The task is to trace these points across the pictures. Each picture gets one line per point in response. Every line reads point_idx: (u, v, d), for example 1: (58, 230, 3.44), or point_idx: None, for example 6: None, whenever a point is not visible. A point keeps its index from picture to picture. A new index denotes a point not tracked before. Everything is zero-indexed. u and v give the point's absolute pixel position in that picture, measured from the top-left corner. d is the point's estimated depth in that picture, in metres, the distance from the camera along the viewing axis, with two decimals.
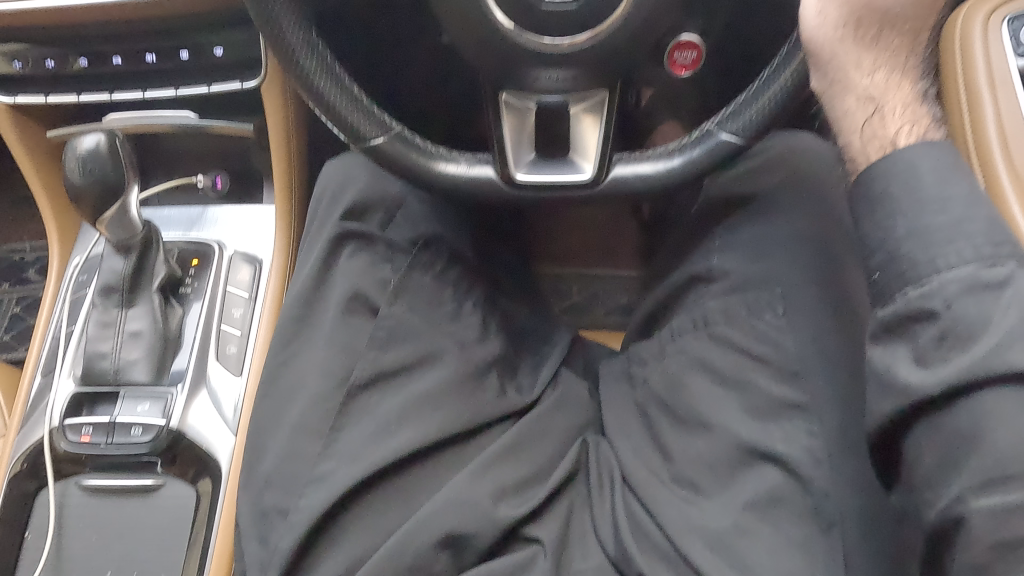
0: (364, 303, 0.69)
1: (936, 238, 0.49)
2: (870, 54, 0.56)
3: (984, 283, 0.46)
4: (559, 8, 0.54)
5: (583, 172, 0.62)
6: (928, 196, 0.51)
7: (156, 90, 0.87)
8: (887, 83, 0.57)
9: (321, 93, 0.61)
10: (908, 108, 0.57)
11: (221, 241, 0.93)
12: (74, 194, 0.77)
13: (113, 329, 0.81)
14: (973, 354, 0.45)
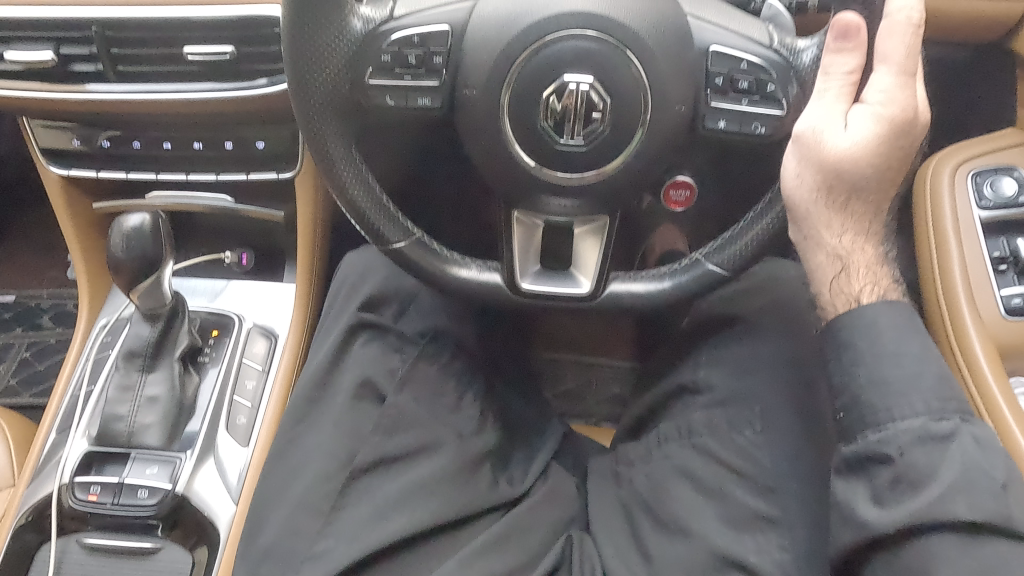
0: (373, 389, 0.74)
1: (892, 389, 0.58)
2: (839, 219, 0.62)
3: (933, 436, 0.56)
4: (572, 148, 0.60)
5: (580, 286, 0.69)
6: (886, 351, 0.59)
7: (199, 174, 0.96)
8: (853, 245, 0.63)
9: (353, 198, 0.67)
10: (871, 268, 0.64)
11: (241, 314, 0.99)
12: (114, 265, 0.83)
13: (131, 393, 0.86)
14: (924, 497, 0.53)
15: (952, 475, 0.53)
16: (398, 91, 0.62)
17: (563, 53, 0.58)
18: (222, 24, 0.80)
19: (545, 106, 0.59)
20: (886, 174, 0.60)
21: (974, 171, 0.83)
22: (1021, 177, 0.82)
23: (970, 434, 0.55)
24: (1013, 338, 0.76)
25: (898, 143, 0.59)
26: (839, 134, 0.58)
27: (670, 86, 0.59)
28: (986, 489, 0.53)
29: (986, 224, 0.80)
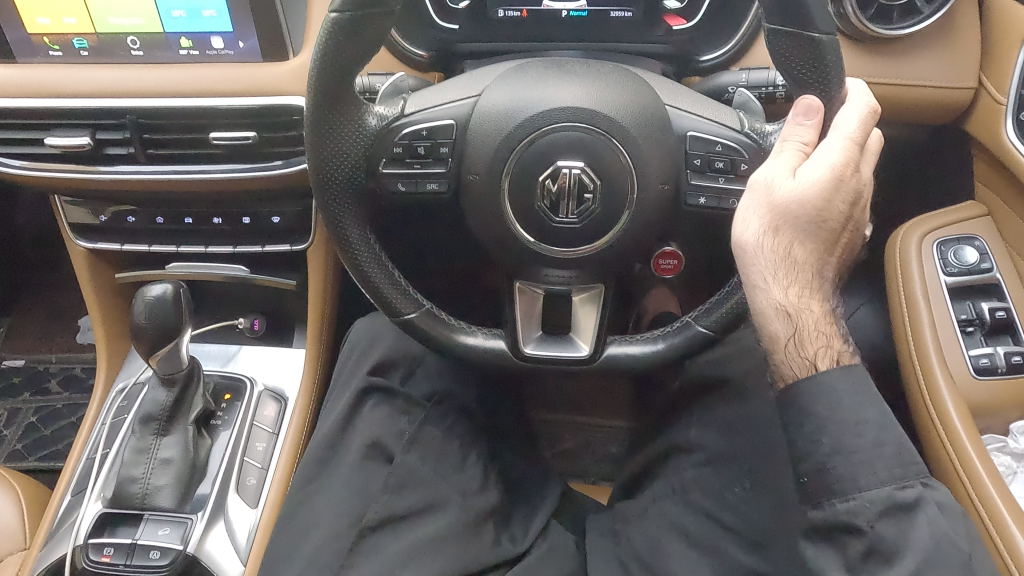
0: (381, 451, 0.78)
1: (856, 458, 0.59)
2: (787, 274, 0.63)
3: (899, 505, 0.58)
4: (566, 225, 0.66)
5: (580, 349, 0.74)
6: (847, 419, 0.61)
7: (217, 247, 1.02)
8: (801, 302, 0.64)
9: (367, 273, 0.73)
10: (823, 330, 0.64)
11: (253, 377, 1.04)
12: (136, 332, 0.88)
13: (146, 456, 0.89)
14: (897, 570, 0.56)
15: (923, 545, 0.56)
16: (410, 178, 0.69)
17: (555, 142, 0.64)
18: (246, 112, 0.88)
19: (541, 188, 0.65)
20: (832, 233, 0.63)
21: (938, 240, 0.90)
22: (982, 246, 0.88)
23: (933, 501, 0.58)
24: (982, 397, 0.82)
25: (844, 202, 0.61)
26: (792, 185, 0.60)
27: (651, 169, 0.66)
28: (953, 560, 0.56)
29: (952, 289, 0.87)
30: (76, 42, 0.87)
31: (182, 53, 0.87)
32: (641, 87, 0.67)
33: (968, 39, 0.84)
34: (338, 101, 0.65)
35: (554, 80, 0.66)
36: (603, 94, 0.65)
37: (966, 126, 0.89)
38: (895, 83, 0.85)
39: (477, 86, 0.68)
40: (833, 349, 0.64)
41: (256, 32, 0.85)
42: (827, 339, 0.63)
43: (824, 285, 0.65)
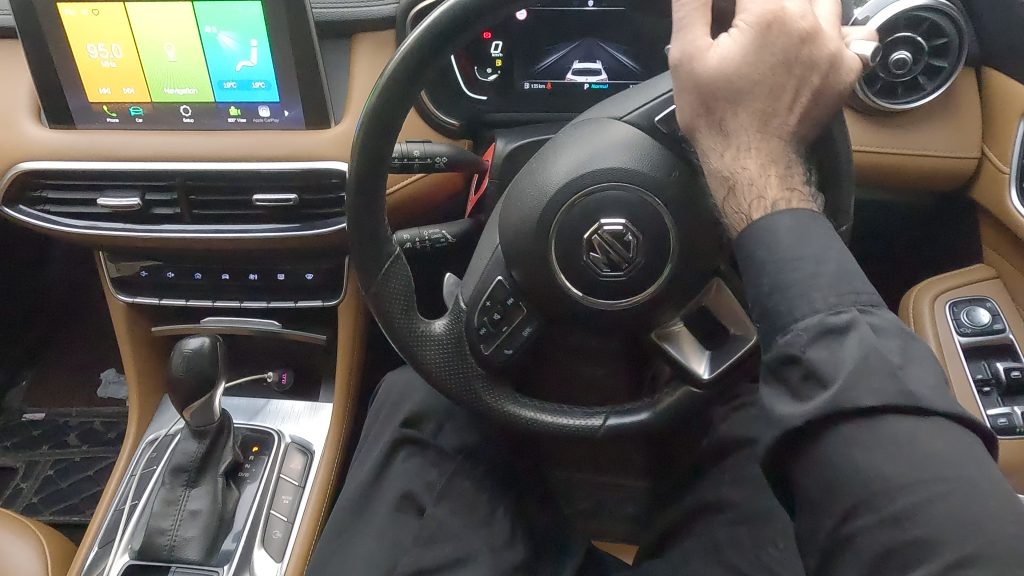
0: (413, 503, 0.80)
1: (791, 292, 0.51)
2: (722, 137, 0.59)
3: (832, 329, 0.49)
4: (613, 280, 0.69)
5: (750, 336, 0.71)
6: (783, 254, 0.53)
7: (251, 302, 1.06)
8: (737, 160, 0.59)
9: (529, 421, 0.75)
10: (764, 176, 0.57)
11: (280, 430, 1.05)
12: (172, 383, 0.91)
13: (175, 507, 0.90)
14: (831, 391, 0.47)
15: (852, 362, 0.47)
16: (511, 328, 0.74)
17: (584, 212, 0.68)
18: (288, 175, 0.93)
19: (592, 263, 0.69)
20: (763, 81, 0.57)
21: (950, 301, 0.93)
22: (993, 307, 0.91)
23: (867, 322, 0.49)
24: (1003, 456, 0.83)
25: (774, 51, 0.56)
26: (706, 54, 0.57)
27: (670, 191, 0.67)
28: (886, 373, 0.47)
29: (967, 349, 0.89)
30: (132, 110, 0.93)
31: (230, 121, 0.93)
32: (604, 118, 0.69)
33: (968, 114, 0.90)
34: (410, 334, 0.75)
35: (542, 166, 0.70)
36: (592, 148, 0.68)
37: (972, 195, 0.93)
38: (899, 151, 0.90)
39: (496, 237, 0.75)
40: (771, 199, 0.56)
41: (300, 102, 0.91)
42: (762, 191, 0.57)
43: (775, 139, 0.58)
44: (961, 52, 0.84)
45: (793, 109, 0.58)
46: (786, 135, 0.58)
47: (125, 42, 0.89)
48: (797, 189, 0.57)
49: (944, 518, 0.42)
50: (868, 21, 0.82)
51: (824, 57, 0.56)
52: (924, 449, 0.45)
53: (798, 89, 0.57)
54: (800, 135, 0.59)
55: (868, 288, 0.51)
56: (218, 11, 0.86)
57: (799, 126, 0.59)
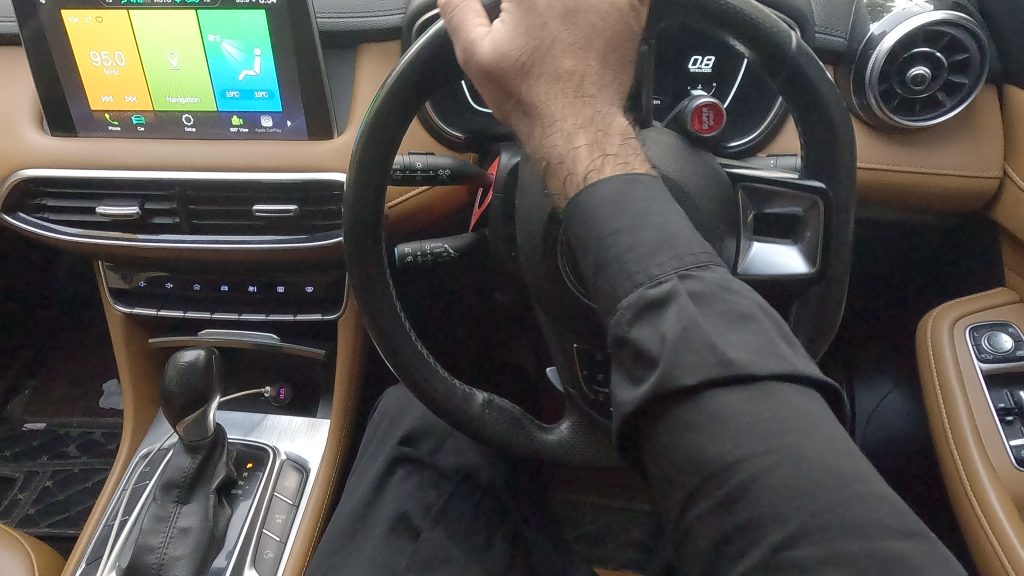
0: (406, 525, 0.76)
1: (615, 269, 0.45)
2: (528, 114, 0.51)
3: (654, 303, 0.42)
4: None
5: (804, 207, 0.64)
6: (602, 229, 0.46)
7: (250, 314, 1.05)
8: (544, 133, 0.50)
9: None
10: (573, 144, 0.49)
11: (275, 446, 1.03)
12: (166, 397, 0.89)
13: (165, 524, 0.87)
14: (651, 371, 0.41)
15: (671, 335, 0.41)
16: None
17: None
18: (288, 186, 0.92)
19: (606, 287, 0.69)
20: (544, 40, 0.49)
21: (969, 325, 0.89)
22: (1016, 332, 0.87)
23: (690, 291, 0.42)
24: None
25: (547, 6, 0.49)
26: (486, 40, 0.52)
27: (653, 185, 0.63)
28: (710, 347, 0.40)
29: (988, 376, 0.85)
30: (134, 118, 0.92)
31: (232, 130, 0.92)
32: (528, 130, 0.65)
33: (990, 132, 0.87)
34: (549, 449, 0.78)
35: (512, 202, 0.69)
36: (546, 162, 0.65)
37: (994, 215, 0.90)
38: (917, 170, 0.87)
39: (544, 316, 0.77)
40: (591, 171, 0.47)
41: (303, 112, 0.90)
42: (570, 164, 0.48)
43: (586, 99, 0.49)
44: (983, 67, 0.81)
45: (590, 56, 0.50)
46: (599, 88, 0.50)
47: (128, 50, 0.88)
48: (620, 148, 0.49)
49: (781, 498, 0.36)
50: (886, 35, 0.80)
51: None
52: (754, 423, 0.38)
53: (582, 34, 0.49)
54: (615, 82, 0.50)
55: (692, 250, 0.44)
56: (221, 19, 0.85)
57: (605, 71, 0.50)
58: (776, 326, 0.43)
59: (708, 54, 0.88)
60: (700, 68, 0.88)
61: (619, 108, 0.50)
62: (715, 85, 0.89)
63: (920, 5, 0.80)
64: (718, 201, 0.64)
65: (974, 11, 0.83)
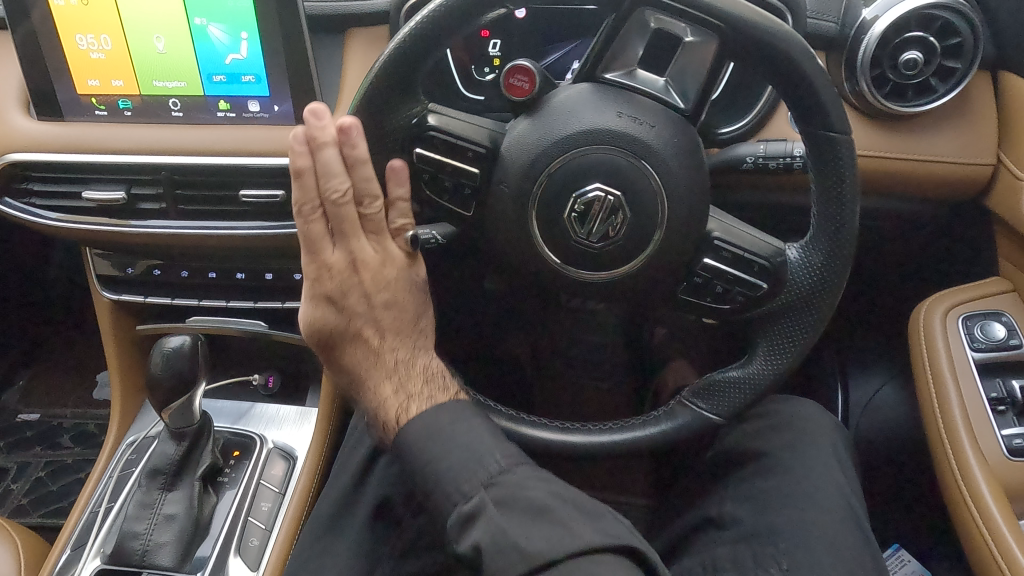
0: (385, 513, 0.75)
1: (446, 485, 0.62)
2: (356, 372, 0.73)
3: (470, 514, 0.60)
4: (599, 249, 0.68)
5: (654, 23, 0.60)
6: (424, 457, 0.64)
7: (237, 301, 1.04)
8: (368, 387, 0.72)
9: (790, 339, 0.72)
10: (390, 390, 0.70)
11: (263, 435, 1.03)
12: (151, 383, 0.88)
13: (150, 511, 0.87)
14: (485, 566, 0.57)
15: (484, 541, 0.57)
16: (740, 257, 0.70)
17: (567, 177, 0.67)
18: (276, 172, 0.91)
19: (610, 241, 0.68)
20: (356, 321, 0.72)
21: (963, 315, 0.88)
22: (1009, 321, 0.86)
23: (490, 505, 0.59)
24: (1020, 481, 0.78)
25: (357, 295, 0.71)
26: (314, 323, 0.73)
27: (547, 140, 0.66)
28: (511, 550, 0.56)
29: (980, 365, 0.84)
30: (121, 102, 0.92)
31: (219, 115, 0.91)
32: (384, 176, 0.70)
33: (985, 118, 0.86)
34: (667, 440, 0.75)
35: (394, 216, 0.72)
36: (455, 178, 0.70)
37: (988, 203, 0.89)
38: (908, 156, 0.86)
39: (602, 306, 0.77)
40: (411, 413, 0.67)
41: (290, 97, 0.89)
42: (386, 407, 0.69)
43: (392, 357, 0.72)
44: (976, 51, 0.80)
45: (391, 325, 0.73)
46: (399, 343, 0.72)
47: (114, 33, 0.87)
48: (425, 390, 0.71)
49: None
50: (878, 20, 0.79)
51: (376, 271, 0.71)
52: None
53: (379, 308, 0.72)
54: (409, 334, 0.73)
55: (491, 465, 0.62)
56: (209, 2, 0.84)
57: (400, 330, 0.73)
58: (564, 507, 0.60)
59: None
60: None
61: (417, 352, 0.73)
62: None
63: None
64: (609, 113, 0.65)
65: None
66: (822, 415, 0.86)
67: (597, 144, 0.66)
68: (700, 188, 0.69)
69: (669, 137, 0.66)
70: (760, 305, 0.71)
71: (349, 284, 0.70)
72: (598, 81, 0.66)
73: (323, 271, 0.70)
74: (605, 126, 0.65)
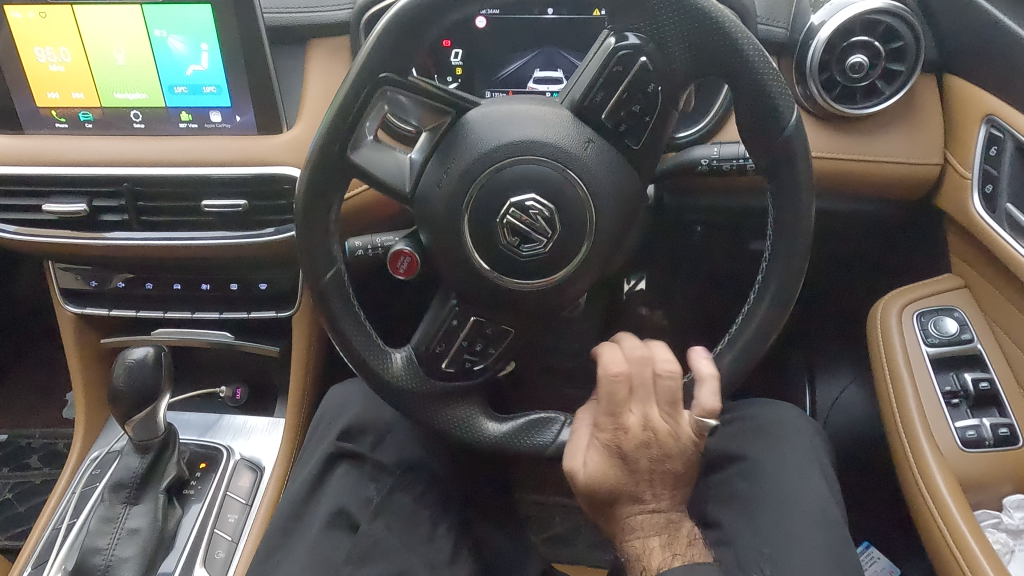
0: (346, 519, 0.75)
1: None
2: (632, 523, 0.67)
3: None
4: (549, 248, 0.65)
5: (356, 145, 0.65)
6: None
7: (203, 312, 1.04)
8: (641, 536, 0.66)
9: (726, 51, 0.61)
10: (658, 538, 0.66)
11: (230, 447, 1.02)
12: (114, 396, 0.87)
13: (113, 525, 0.85)
14: None
15: None
16: (621, 73, 0.62)
17: (476, 210, 0.65)
18: (239, 182, 0.91)
19: (551, 236, 0.65)
20: (634, 478, 0.66)
21: (916, 311, 0.90)
22: (961, 317, 0.88)
23: None
24: (972, 472, 0.80)
25: (642, 457, 0.65)
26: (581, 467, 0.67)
27: (430, 202, 0.66)
28: None
29: (934, 360, 0.86)
30: (82, 115, 0.92)
31: (181, 126, 0.92)
32: (423, 410, 0.72)
33: (931, 120, 0.88)
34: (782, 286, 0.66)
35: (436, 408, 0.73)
36: (470, 339, 0.71)
37: (936, 203, 0.91)
38: (858, 158, 0.89)
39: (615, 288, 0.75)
40: (656, 566, 0.65)
41: (253, 108, 0.90)
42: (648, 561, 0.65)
43: (660, 512, 0.67)
44: (919, 56, 0.83)
45: (662, 483, 0.67)
46: (666, 497, 0.67)
47: (73, 46, 0.87)
48: (681, 551, 0.66)
49: None
50: (824, 25, 0.81)
51: (676, 444, 0.65)
52: None
53: (662, 471, 0.66)
54: (679, 486, 0.68)
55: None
56: (168, 14, 0.85)
57: (674, 489, 0.68)
58: None
59: None
60: None
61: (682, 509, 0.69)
62: None
63: None
64: (443, 163, 0.65)
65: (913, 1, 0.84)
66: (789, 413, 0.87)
67: (487, 192, 0.64)
68: (572, 125, 0.64)
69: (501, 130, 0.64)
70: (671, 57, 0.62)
71: (643, 457, 0.65)
72: (413, 185, 0.67)
73: (619, 433, 0.64)
74: (451, 183, 0.65)
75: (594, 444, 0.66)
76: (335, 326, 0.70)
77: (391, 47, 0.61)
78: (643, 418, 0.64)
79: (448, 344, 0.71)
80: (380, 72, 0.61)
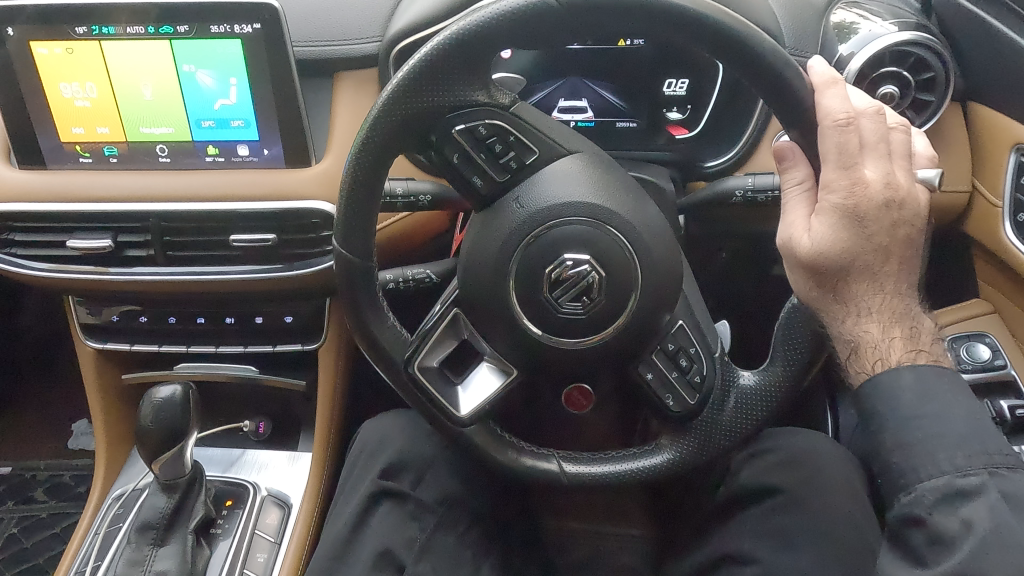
0: (391, 560, 0.74)
1: (916, 451, 0.57)
2: (859, 311, 0.60)
3: (958, 492, 0.54)
4: (594, 278, 0.63)
5: (456, 408, 0.68)
6: (907, 413, 0.58)
7: (227, 346, 1.03)
8: (882, 332, 0.60)
9: (471, 47, 0.57)
10: (890, 309, 0.60)
11: (256, 482, 1.00)
12: (141, 435, 0.85)
13: (140, 568, 0.83)
14: (956, 557, 0.52)
15: (980, 528, 0.52)
16: (462, 153, 0.62)
17: (521, 291, 0.64)
18: (267, 215, 0.91)
19: (584, 260, 0.62)
20: (865, 246, 0.58)
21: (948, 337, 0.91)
22: (993, 342, 0.89)
23: (997, 490, 0.53)
24: None
25: (876, 224, 0.57)
26: (805, 232, 0.59)
27: (472, 285, 0.66)
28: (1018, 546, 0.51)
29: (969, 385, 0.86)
30: (106, 150, 0.91)
31: (208, 160, 0.91)
32: (726, 444, 0.69)
33: (958, 146, 0.89)
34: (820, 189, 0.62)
35: (706, 429, 0.69)
36: (685, 353, 0.68)
37: (966, 229, 0.93)
38: None
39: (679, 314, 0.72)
40: (895, 361, 0.60)
41: (281, 141, 0.89)
42: (885, 354, 0.60)
43: (895, 296, 0.60)
44: (947, 85, 0.84)
45: (895, 255, 0.59)
46: (895, 274, 0.60)
47: (99, 82, 0.87)
48: (922, 349, 0.61)
49: None
50: (854, 56, 0.82)
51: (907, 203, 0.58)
52: None
53: (893, 242, 0.59)
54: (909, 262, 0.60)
55: (999, 449, 0.55)
56: (197, 49, 0.84)
57: (905, 264, 0.60)
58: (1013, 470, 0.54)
59: (681, 77, 0.90)
60: (674, 91, 0.91)
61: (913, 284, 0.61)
62: (690, 108, 0.92)
63: (885, 26, 0.82)
64: (475, 260, 0.66)
65: (936, 30, 0.85)
66: (821, 441, 0.83)
67: (569, 315, 0.64)
68: (554, 177, 0.63)
69: (498, 231, 0.64)
70: (460, 106, 0.60)
71: (882, 221, 0.57)
72: (497, 371, 0.69)
73: (857, 189, 0.56)
74: (488, 269, 0.65)
75: (823, 208, 0.58)
76: (605, 486, 0.69)
77: (387, 354, 0.69)
78: (879, 172, 0.57)
79: (670, 390, 0.68)
80: (400, 368, 0.69)
